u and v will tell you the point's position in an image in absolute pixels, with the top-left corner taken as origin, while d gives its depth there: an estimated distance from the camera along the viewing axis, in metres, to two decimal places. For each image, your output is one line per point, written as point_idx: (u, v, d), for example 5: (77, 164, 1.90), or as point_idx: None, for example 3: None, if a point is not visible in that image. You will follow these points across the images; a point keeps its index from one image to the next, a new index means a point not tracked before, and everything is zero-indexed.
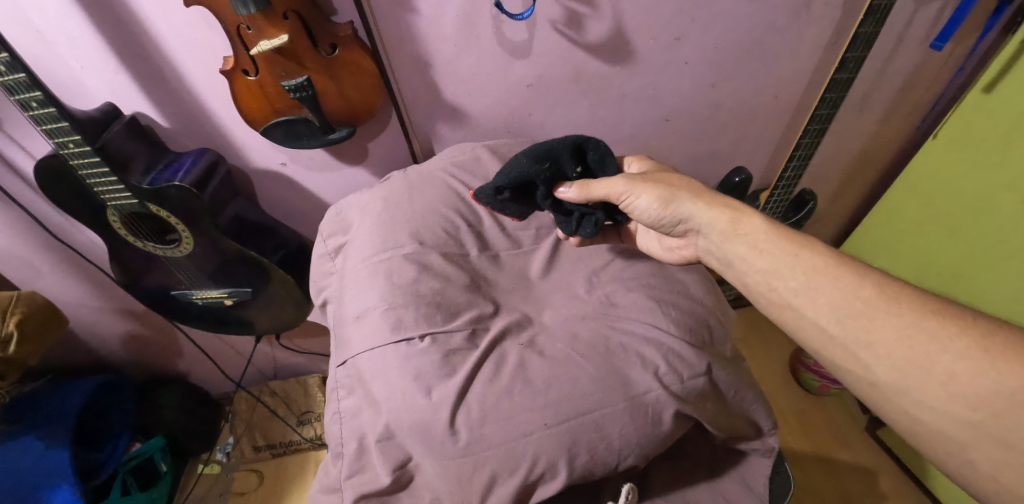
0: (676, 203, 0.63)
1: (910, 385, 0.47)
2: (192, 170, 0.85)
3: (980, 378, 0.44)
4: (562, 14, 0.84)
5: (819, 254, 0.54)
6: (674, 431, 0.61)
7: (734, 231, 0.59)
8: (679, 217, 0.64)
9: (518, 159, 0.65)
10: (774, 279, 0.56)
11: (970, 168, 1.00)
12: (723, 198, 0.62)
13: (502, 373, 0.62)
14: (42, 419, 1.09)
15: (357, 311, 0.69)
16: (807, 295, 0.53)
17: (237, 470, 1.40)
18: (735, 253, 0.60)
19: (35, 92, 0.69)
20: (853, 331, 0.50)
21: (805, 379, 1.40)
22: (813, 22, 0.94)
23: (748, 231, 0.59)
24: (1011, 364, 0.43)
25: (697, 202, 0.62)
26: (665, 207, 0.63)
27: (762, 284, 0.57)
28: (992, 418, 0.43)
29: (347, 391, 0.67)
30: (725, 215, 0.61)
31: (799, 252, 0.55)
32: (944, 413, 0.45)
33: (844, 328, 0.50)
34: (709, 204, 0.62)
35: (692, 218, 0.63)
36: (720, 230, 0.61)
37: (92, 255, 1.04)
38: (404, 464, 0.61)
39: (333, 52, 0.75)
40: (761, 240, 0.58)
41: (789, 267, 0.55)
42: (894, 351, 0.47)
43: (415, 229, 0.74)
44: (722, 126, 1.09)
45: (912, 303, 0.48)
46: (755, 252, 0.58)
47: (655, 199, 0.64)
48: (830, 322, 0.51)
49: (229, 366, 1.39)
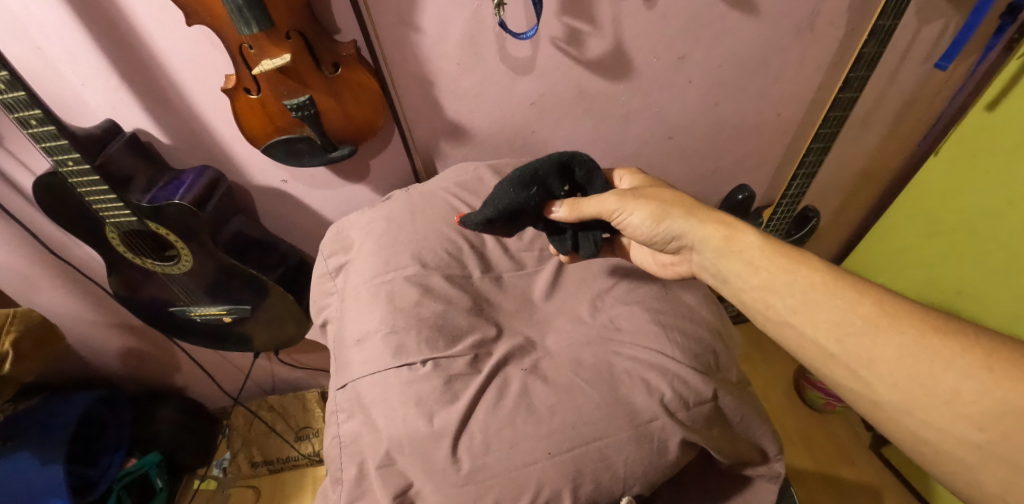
0: (668, 220, 0.62)
1: (912, 404, 0.45)
2: (192, 187, 0.84)
3: (986, 399, 0.43)
4: (565, 33, 0.84)
5: (818, 271, 0.53)
6: (680, 459, 0.60)
7: (729, 247, 0.59)
8: (671, 235, 0.63)
9: (503, 190, 0.63)
10: (771, 296, 0.55)
11: (973, 184, 1.00)
12: (717, 213, 0.62)
13: (505, 399, 0.61)
14: (36, 435, 1.07)
15: (358, 334, 0.68)
16: (805, 312, 0.52)
17: (232, 487, 1.39)
18: (731, 271, 0.59)
19: (35, 110, 0.68)
20: (854, 349, 0.49)
21: (810, 396, 1.39)
22: (815, 42, 0.94)
23: (744, 249, 0.58)
24: (1017, 382, 0.42)
25: (689, 219, 0.62)
26: (658, 223, 0.63)
27: (757, 301, 0.56)
28: (999, 439, 0.42)
29: (346, 415, 0.66)
30: (719, 231, 0.60)
31: (797, 268, 0.54)
32: (950, 434, 0.44)
33: (845, 345, 0.49)
34: (702, 220, 0.61)
35: (685, 235, 0.62)
36: (713, 247, 0.60)
37: (90, 270, 1.03)
38: (405, 491, 0.59)
39: (336, 71, 0.75)
40: (756, 256, 0.57)
41: (787, 283, 0.54)
42: (896, 369, 0.46)
43: (417, 250, 0.73)
44: (725, 144, 1.09)
45: (914, 320, 0.47)
46: (751, 269, 0.57)
47: (648, 215, 0.63)
48: (831, 340, 0.50)
49: (227, 381, 1.37)
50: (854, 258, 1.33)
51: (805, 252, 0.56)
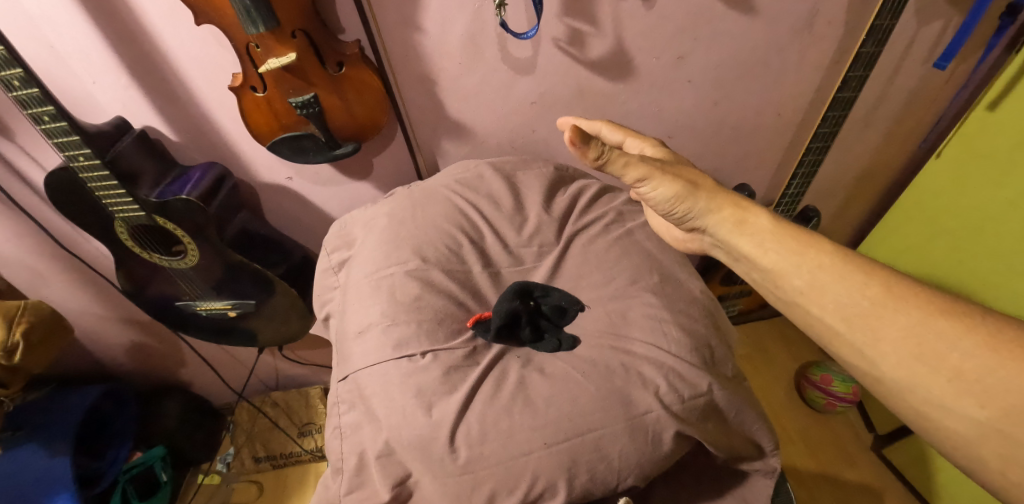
0: (687, 200, 0.60)
1: (915, 382, 0.46)
2: (200, 183, 0.86)
3: (990, 377, 0.42)
4: (565, 32, 0.86)
5: (827, 253, 0.53)
6: (674, 451, 0.61)
7: (739, 231, 0.58)
8: (682, 214, 0.62)
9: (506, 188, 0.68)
10: (780, 277, 0.55)
11: (976, 183, 1.00)
12: (732, 196, 0.60)
13: (503, 390, 0.62)
14: (45, 427, 1.10)
15: (359, 326, 0.69)
16: (811, 293, 0.52)
17: (236, 482, 1.40)
18: (739, 253, 0.59)
19: (48, 106, 0.70)
20: (859, 329, 0.49)
21: (811, 397, 1.39)
22: (814, 43, 0.95)
23: (755, 233, 0.57)
24: (1020, 361, 0.42)
25: (706, 202, 0.60)
26: (677, 203, 0.61)
27: (768, 281, 0.56)
28: (1000, 417, 0.42)
29: (347, 406, 0.68)
30: (731, 215, 0.59)
31: (805, 252, 0.54)
32: (952, 412, 0.44)
33: (851, 326, 0.49)
34: (717, 203, 0.60)
35: (699, 217, 0.61)
36: (725, 230, 0.60)
37: (98, 265, 1.05)
38: (404, 480, 0.61)
39: (340, 70, 0.77)
40: (765, 240, 0.57)
41: (795, 265, 0.54)
42: (901, 347, 0.46)
43: (418, 245, 0.74)
44: (725, 143, 1.09)
45: (919, 302, 0.47)
46: (759, 251, 0.57)
47: (668, 194, 0.60)
48: (836, 320, 0.50)
49: (232, 376, 1.39)
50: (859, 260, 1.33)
51: (815, 234, 0.56)
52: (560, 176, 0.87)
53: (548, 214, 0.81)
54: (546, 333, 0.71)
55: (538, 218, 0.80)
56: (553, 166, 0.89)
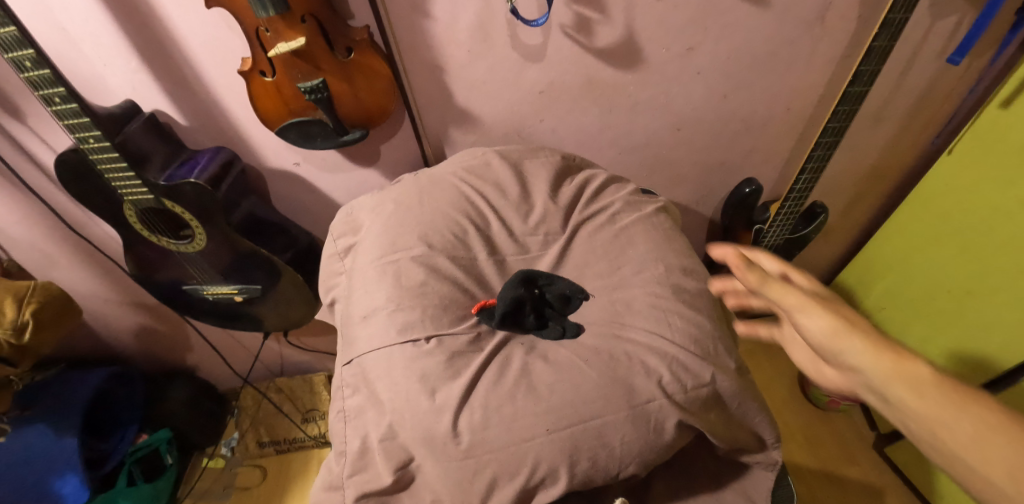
0: (846, 337, 0.51)
1: None
2: (208, 167, 0.86)
3: None
4: (574, 20, 0.85)
5: (952, 376, 0.48)
6: (676, 441, 0.61)
7: (902, 383, 0.48)
8: (836, 356, 0.52)
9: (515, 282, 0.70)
10: (918, 416, 0.48)
11: (988, 183, 0.99)
12: (892, 340, 0.51)
13: (506, 376, 0.62)
14: (54, 408, 1.11)
15: (364, 310, 0.70)
16: (934, 422, 0.47)
17: (240, 466, 1.42)
18: (901, 405, 0.49)
19: (59, 88, 0.70)
20: (974, 450, 0.45)
21: (814, 394, 1.39)
22: (826, 36, 0.94)
23: (918, 383, 0.48)
24: None
25: (869, 345, 0.50)
26: (836, 339, 0.51)
27: (910, 421, 0.49)
28: None
29: (352, 390, 0.68)
30: (891, 361, 0.49)
31: (943, 383, 0.47)
32: None
33: (965, 448, 0.45)
34: (879, 348, 0.50)
35: (856, 355, 0.51)
36: (882, 376, 0.49)
37: (107, 247, 1.06)
38: (406, 464, 0.62)
39: (348, 55, 0.76)
40: (927, 388, 0.47)
41: (929, 397, 0.47)
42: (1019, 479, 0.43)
43: (424, 231, 0.75)
44: (733, 136, 1.09)
45: None
46: (916, 399, 0.48)
47: (826, 326, 0.52)
48: (952, 442, 0.46)
49: (236, 361, 1.41)
50: (866, 256, 1.32)
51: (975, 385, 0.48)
52: (567, 165, 0.87)
53: (554, 203, 0.80)
54: (551, 321, 0.70)
55: (544, 206, 0.80)
56: (560, 155, 0.88)
